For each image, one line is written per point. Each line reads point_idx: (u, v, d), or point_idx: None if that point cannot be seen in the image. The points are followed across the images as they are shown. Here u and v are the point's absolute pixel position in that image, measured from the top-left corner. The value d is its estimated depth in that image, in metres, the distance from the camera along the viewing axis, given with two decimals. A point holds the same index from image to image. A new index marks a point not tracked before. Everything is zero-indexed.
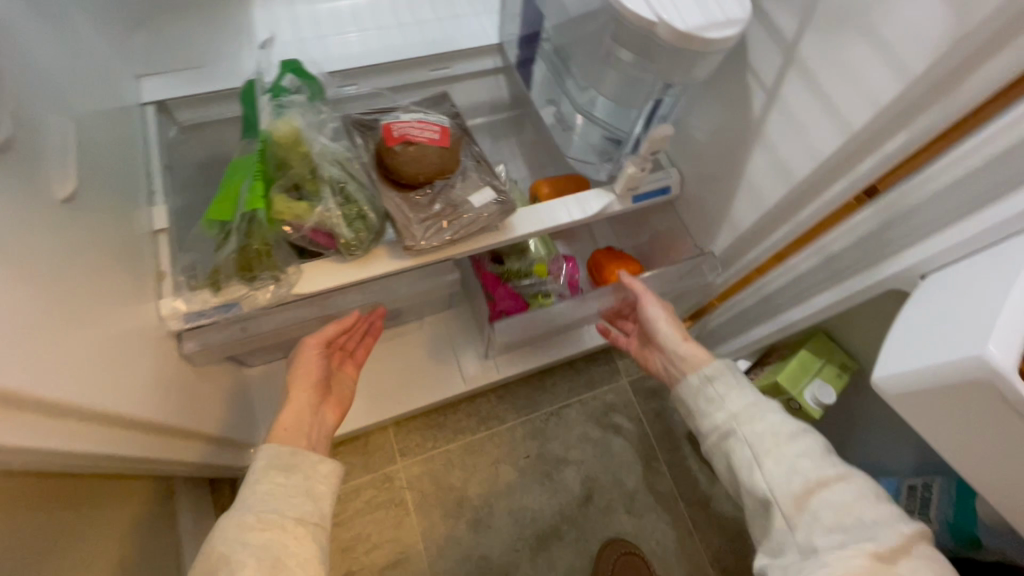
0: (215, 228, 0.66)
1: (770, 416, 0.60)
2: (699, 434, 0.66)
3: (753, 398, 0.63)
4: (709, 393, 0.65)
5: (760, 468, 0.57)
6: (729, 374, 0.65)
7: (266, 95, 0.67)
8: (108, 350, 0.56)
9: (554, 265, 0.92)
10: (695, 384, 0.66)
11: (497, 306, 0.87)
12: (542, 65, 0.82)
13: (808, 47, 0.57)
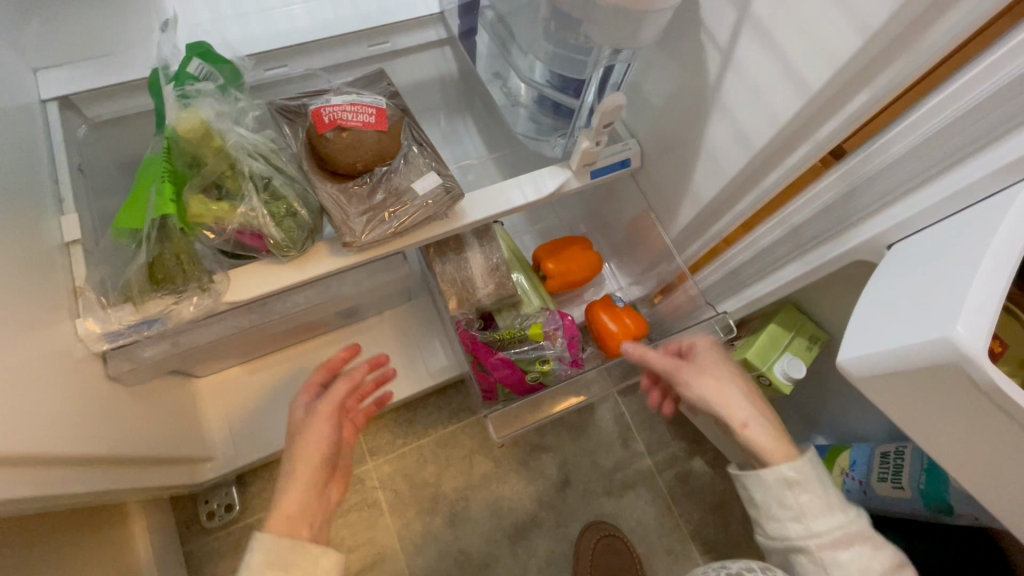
0: (127, 237, 0.59)
1: (859, 547, 0.54)
2: (760, 532, 0.60)
3: (839, 515, 0.56)
4: (787, 500, 0.57)
5: None
6: (814, 480, 0.56)
7: (170, 84, 0.60)
8: (23, 382, 0.50)
9: (550, 324, 0.85)
10: (769, 483, 0.58)
11: (492, 378, 0.84)
12: (484, 35, 0.76)
13: (761, 3, 0.52)
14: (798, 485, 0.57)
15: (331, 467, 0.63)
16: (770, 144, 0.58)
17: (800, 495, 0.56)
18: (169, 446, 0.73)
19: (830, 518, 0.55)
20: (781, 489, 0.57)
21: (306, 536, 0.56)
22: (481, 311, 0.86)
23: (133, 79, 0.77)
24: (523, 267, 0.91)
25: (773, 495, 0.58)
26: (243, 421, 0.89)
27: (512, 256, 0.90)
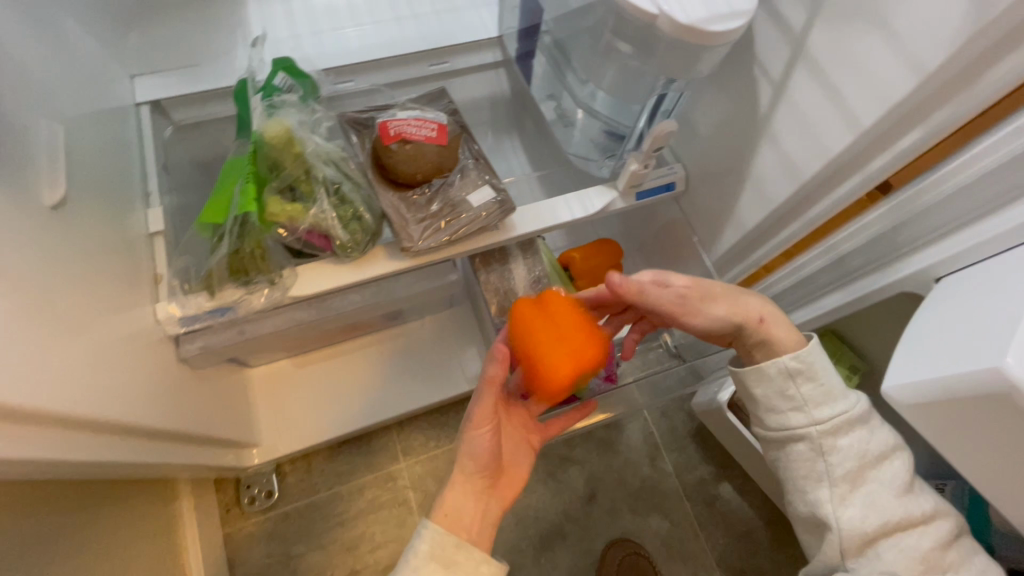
0: (210, 231, 0.65)
1: (858, 429, 0.53)
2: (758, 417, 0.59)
3: (843, 405, 0.53)
4: (788, 391, 0.55)
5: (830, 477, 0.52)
6: (817, 367, 0.54)
7: (259, 95, 0.66)
8: (103, 358, 0.54)
9: None
10: (769, 374, 0.55)
11: None
12: (542, 59, 0.80)
13: (816, 42, 0.55)
14: (827, 405, 0.53)
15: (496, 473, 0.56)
16: (820, 174, 0.60)
17: (802, 386, 0.54)
18: (222, 430, 0.78)
19: (833, 408, 0.53)
20: (795, 407, 0.55)
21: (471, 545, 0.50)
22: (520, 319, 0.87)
23: (216, 87, 0.83)
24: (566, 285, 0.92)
25: (774, 389, 0.56)
26: (286, 413, 0.93)
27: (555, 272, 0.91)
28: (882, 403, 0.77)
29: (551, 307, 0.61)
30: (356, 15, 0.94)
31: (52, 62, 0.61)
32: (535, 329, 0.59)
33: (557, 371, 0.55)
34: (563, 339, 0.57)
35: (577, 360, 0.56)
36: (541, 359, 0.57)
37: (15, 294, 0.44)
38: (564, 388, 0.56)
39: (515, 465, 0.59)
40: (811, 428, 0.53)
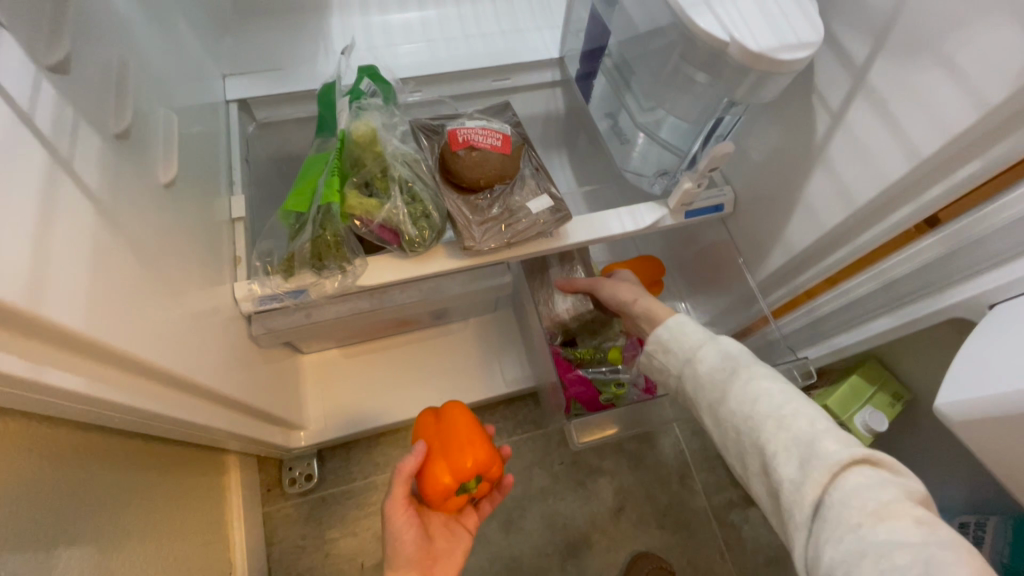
0: (293, 218, 0.72)
1: (738, 381, 0.56)
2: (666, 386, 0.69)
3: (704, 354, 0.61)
4: (658, 362, 0.67)
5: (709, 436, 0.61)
6: (669, 333, 0.65)
7: (347, 98, 0.72)
8: (191, 326, 0.59)
9: (628, 348, 0.91)
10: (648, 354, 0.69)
11: (569, 393, 0.86)
12: (604, 79, 0.85)
13: (878, 74, 0.58)
14: (748, 387, 0.56)
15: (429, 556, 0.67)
16: (874, 200, 0.62)
17: (664, 356, 0.66)
18: (278, 409, 0.82)
19: (683, 362, 0.63)
20: (721, 391, 0.58)
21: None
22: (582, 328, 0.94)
23: (299, 90, 0.90)
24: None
25: (651, 365, 0.69)
26: (332, 401, 0.97)
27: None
28: (924, 433, 0.77)
29: (466, 420, 0.77)
30: (428, 32, 1.00)
31: (168, 59, 0.68)
32: (450, 433, 0.76)
33: (461, 463, 0.72)
34: (463, 446, 0.73)
35: (456, 449, 0.73)
36: (447, 457, 0.73)
37: (132, 257, 0.49)
38: (442, 494, 0.71)
39: (449, 552, 0.69)
40: (733, 403, 0.56)
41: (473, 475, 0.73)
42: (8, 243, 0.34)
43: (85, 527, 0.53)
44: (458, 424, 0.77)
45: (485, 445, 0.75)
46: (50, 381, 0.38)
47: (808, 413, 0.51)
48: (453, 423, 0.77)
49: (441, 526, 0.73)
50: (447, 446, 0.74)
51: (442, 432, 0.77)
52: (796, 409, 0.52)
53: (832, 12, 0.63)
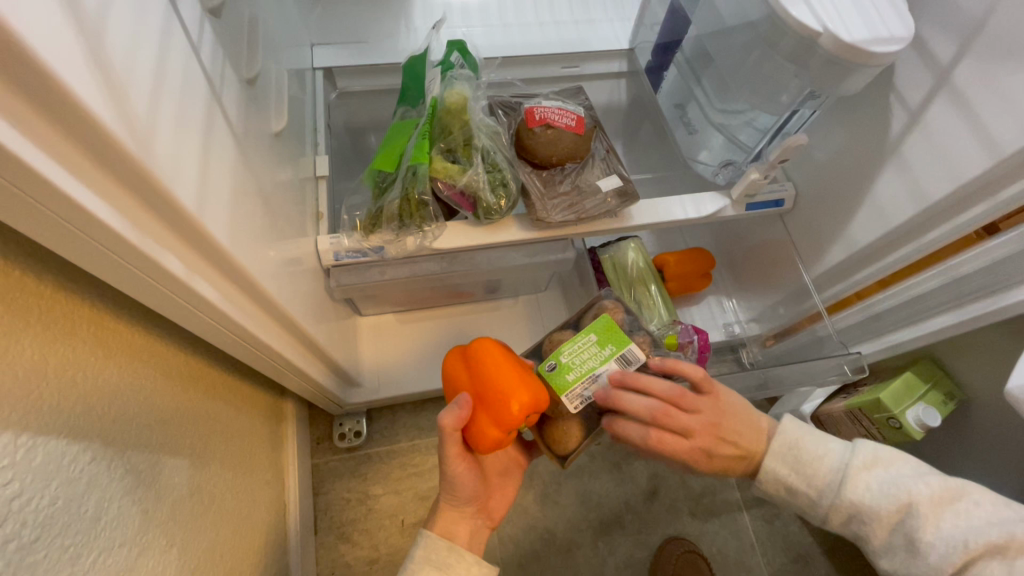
0: (379, 181, 0.77)
1: (902, 499, 0.57)
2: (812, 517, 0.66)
3: (836, 477, 0.61)
4: (793, 494, 0.64)
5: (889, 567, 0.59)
6: (791, 454, 0.64)
7: (438, 68, 0.77)
8: (288, 268, 0.63)
9: (684, 336, 0.92)
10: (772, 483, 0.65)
11: None
12: (676, 71, 0.88)
13: (963, 74, 0.60)
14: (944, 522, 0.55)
15: (483, 502, 0.68)
16: (946, 199, 0.64)
17: (795, 490, 0.64)
18: (342, 361, 0.86)
19: (827, 493, 0.61)
20: (908, 532, 0.56)
21: (466, 553, 0.61)
22: (551, 342, 0.71)
23: (380, 63, 0.95)
24: (610, 353, 0.65)
25: (782, 495, 0.66)
26: (385, 363, 1.01)
27: (578, 361, 0.65)
28: (973, 434, 0.78)
29: (499, 352, 0.65)
30: (504, 17, 1.04)
31: (276, 20, 0.73)
32: (484, 376, 0.63)
33: (505, 410, 0.58)
34: (499, 390, 0.60)
35: (494, 402, 0.60)
36: (489, 405, 0.61)
37: (253, 192, 0.53)
38: (496, 444, 0.61)
39: (501, 489, 0.71)
40: (938, 550, 0.54)
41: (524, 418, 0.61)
42: (188, 156, 0.38)
43: (187, 441, 0.58)
44: (495, 368, 0.63)
45: (530, 382, 0.61)
46: (199, 290, 0.43)
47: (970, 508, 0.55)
48: (490, 363, 0.63)
49: (496, 468, 0.73)
50: (488, 391, 0.62)
51: (479, 372, 0.64)
52: (958, 510, 0.55)
53: (918, 13, 0.65)
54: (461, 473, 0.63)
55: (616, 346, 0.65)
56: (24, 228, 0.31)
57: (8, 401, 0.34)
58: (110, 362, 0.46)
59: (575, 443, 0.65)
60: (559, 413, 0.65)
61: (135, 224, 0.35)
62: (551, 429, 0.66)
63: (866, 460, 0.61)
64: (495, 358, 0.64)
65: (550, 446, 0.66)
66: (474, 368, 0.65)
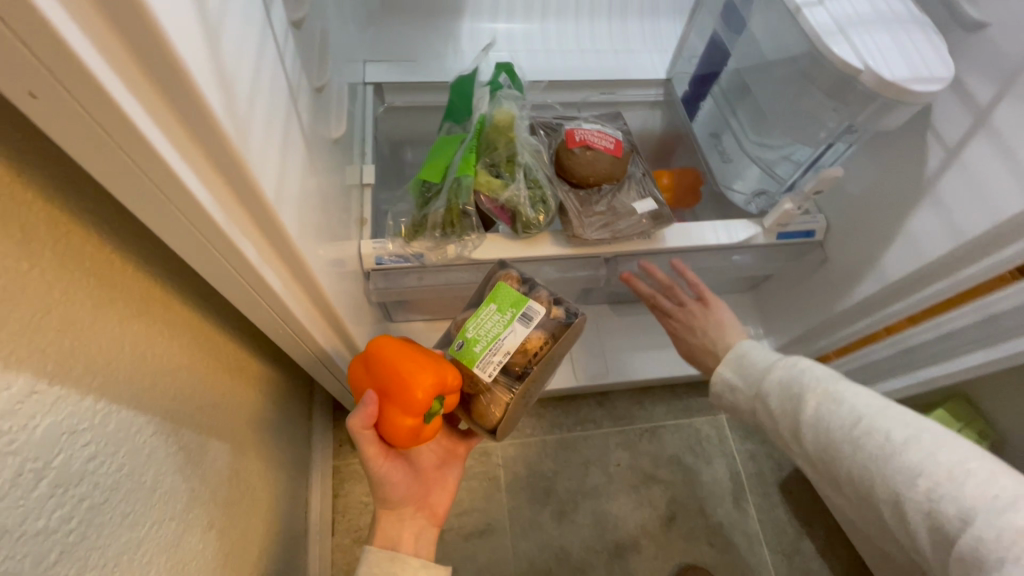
0: (423, 190, 0.80)
1: (816, 390, 0.64)
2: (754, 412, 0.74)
3: (781, 378, 0.69)
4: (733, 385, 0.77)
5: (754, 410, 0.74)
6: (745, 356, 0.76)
7: (487, 88, 0.81)
8: (334, 267, 0.66)
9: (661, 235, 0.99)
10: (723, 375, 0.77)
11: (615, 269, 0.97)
12: (712, 103, 0.92)
13: (1002, 115, 0.61)
14: (851, 426, 0.60)
15: (421, 500, 0.69)
16: (983, 235, 0.64)
17: (739, 381, 0.76)
18: None
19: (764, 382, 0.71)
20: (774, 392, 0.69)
21: (411, 554, 0.63)
22: (457, 323, 0.69)
23: (428, 81, 0.99)
24: (512, 315, 0.62)
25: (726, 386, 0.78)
26: None
27: (484, 331, 0.63)
28: None
29: (397, 345, 0.63)
30: (547, 44, 1.09)
31: (339, 36, 0.77)
32: (385, 371, 0.62)
33: (411, 398, 0.59)
34: (403, 379, 0.60)
35: (400, 392, 0.60)
36: (398, 396, 0.60)
37: (314, 193, 0.57)
38: (413, 432, 0.61)
39: (440, 483, 0.73)
40: (791, 405, 0.67)
41: (434, 402, 0.61)
42: (273, 152, 0.42)
43: (230, 427, 0.60)
44: (391, 360, 0.62)
45: (433, 363, 0.62)
46: (267, 278, 0.46)
47: (865, 399, 0.61)
48: (384, 355, 0.62)
49: (433, 462, 0.74)
50: (392, 385, 0.61)
51: (381, 368, 0.62)
52: (868, 406, 0.60)
53: (957, 56, 0.67)
54: (390, 471, 0.63)
55: (517, 306, 0.63)
56: (133, 205, 0.35)
57: (90, 366, 0.37)
58: (175, 342, 0.49)
59: (500, 414, 0.63)
60: (478, 388, 0.64)
61: (225, 210, 0.38)
62: (475, 405, 0.64)
63: (788, 367, 0.70)
64: (389, 351, 0.62)
65: (479, 421, 0.66)
66: (373, 366, 0.64)
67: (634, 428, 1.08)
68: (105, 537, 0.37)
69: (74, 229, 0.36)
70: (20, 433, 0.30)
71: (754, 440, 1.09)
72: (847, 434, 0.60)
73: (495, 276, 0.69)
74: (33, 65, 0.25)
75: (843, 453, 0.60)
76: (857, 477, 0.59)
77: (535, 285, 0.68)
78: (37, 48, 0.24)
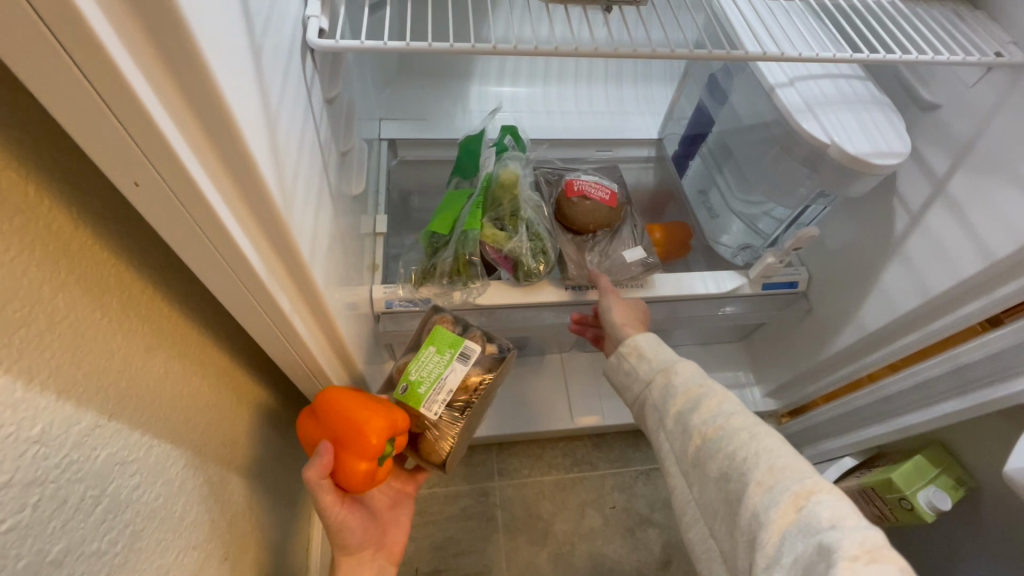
0: (431, 240, 0.87)
1: (703, 398, 0.61)
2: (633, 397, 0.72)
3: (668, 371, 0.66)
4: (627, 368, 0.72)
5: (640, 404, 0.70)
6: (642, 342, 0.71)
7: (494, 148, 0.88)
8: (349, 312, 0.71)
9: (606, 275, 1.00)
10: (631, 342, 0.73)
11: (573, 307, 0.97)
12: (700, 161, 0.99)
13: (957, 184, 0.68)
14: (738, 437, 0.55)
15: (379, 543, 0.73)
16: (947, 293, 0.70)
17: (632, 360, 0.71)
18: None
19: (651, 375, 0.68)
20: (665, 392, 0.65)
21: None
22: (400, 368, 0.72)
23: (439, 138, 1.07)
24: (451, 355, 0.66)
25: (620, 368, 0.73)
26: None
27: (425, 372, 0.66)
28: (982, 527, 0.79)
29: (349, 394, 0.64)
30: (548, 105, 1.18)
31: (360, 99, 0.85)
32: (337, 420, 0.63)
33: (366, 443, 0.60)
34: (357, 427, 0.61)
35: (354, 442, 0.61)
36: (352, 445, 0.61)
37: (337, 245, 0.62)
38: (369, 477, 0.63)
39: (395, 522, 0.77)
40: (676, 413, 0.63)
41: (388, 448, 0.63)
42: (310, 217, 0.48)
43: (246, 465, 0.63)
44: (342, 412, 0.63)
45: (382, 408, 0.64)
46: (296, 327, 0.51)
47: (746, 418, 0.57)
48: (334, 407, 0.63)
49: (385, 503, 0.77)
50: (344, 435, 0.62)
51: (331, 418, 0.63)
52: (748, 421, 0.56)
53: (916, 130, 0.74)
54: (347, 517, 0.65)
55: (454, 347, 0.67)
56: (196, 268, 0.40)
57: (140, 404, 0.42)
58: (207, 383, 0.53)
59: (447, 449, 0.67)
60: (423, 424, 0.68)
61: (269, 269, 0.44)
62: (423, 442, 0.68)
63: (684, 372, 0.65)
64: (339, 403, 0.63)
65: (426, 458, 0.69)
66: (324, 417, 0.64)
67: (628, 470, 1.10)
68: (141, 562, 0.41)
69: (136, 281, 0.41)
70: (85, 462, 0.35)
71: None
72: (714, 448, 0.56)
73: (433, 320, 0.73)
74: (144, 166, 0.31)
75: (708, 466, 0.57)
76: (720, 501, 0.55)
77: (472, 324, 0.73)
78: (148, 151, 0.30)
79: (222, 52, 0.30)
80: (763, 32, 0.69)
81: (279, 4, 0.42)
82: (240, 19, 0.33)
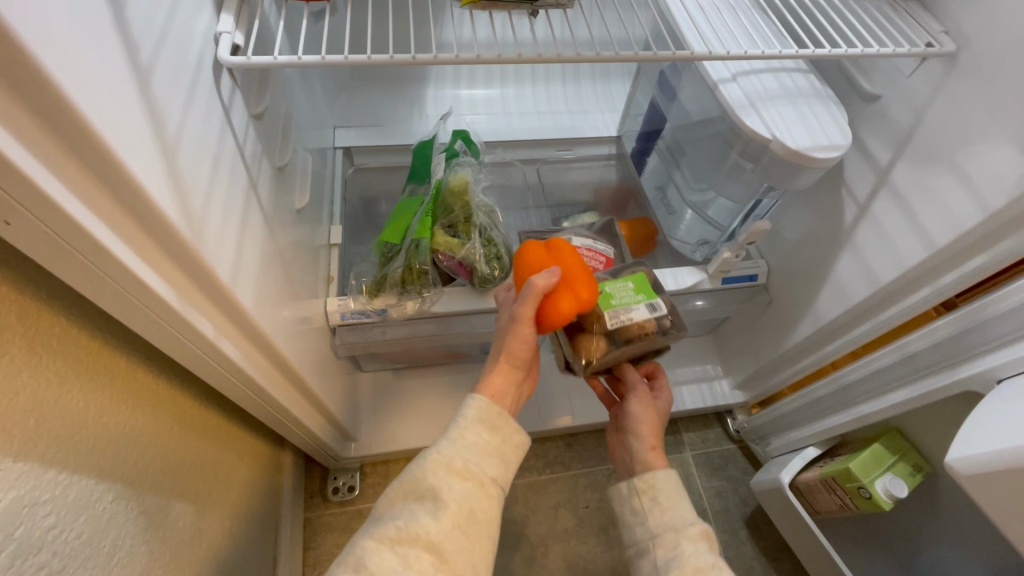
0: (384, 249, 0.86)
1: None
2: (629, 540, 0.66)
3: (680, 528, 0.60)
4: (636, 506, 0.65)
5: (641, 558, 0.63)
6: (666, 481, 0.65)
7: (444, 155, 0.87)
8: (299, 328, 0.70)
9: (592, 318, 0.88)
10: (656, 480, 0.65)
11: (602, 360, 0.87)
12: (656, 158, 0.99)
13: (900, 174, 0.69)
14: None
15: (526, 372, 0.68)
16: (895, 282, 0.70)
17: (643, 500, 0.65)
18: (341, 415, 0.91)
19: (661, 524, 0.62)
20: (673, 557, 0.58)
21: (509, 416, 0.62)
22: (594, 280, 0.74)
23: (394, 143, 1.06)
24: (644, 299, 0.68)
25: (627, 502, 0.67)
26: (382, 418, 1.04)
27: (620, 295, 0.68)
28: (942, 512, 0.80)
29: (574, 252, 0.69)
30: (506, 106, 1.17)
31: (305, 110, 0.84)
32: (565, 263, 0.67)
33: (584, 292, 0.64)
34: (582, 277, 0.65)
35: (574, 286, 0.64)
36: (571, 286, 0.64)
37: (276, 263, 0.61)
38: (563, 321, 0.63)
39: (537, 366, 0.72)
40: None
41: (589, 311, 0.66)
42: (229, 238, 0.46)
43: (192, 489, 0.62)
44: (576, 262, 0.67)
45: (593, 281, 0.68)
46: (225, 350, 0.50)
47: None
48: (569, 254, 0.68)
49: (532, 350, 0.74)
50: (570, 280, 0.65)
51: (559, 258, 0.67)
52: None
53: (858, 121, 0.75)
54: (526, 331, 0.64)
55: (650, 296, 0.68)
56: (103, 303, 0.39)
57: (52, 441, 0.40)
58: (140, 412, 0.52)
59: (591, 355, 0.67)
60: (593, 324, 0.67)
61: (182, 293, 0.42)
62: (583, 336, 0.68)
63: (698, 548, 0.57)
64: (576, 256, 0.68)
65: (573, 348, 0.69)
66: (551, 256, 0.69)
67: (601, 469, 1.10)
68: None
69: (44, 314, 0.40)
70: None
71: (720, 477, 1.14)
72: None
73: (637, 266, 0.75)
74: (15, 208, 0.29)
75: None
76: None
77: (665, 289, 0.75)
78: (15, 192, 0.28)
79: (93, 84, 0.29)
80: (702, 29, 0.69)
81: (178, 23, 0.41)
82: (118, 44, 0.32)
